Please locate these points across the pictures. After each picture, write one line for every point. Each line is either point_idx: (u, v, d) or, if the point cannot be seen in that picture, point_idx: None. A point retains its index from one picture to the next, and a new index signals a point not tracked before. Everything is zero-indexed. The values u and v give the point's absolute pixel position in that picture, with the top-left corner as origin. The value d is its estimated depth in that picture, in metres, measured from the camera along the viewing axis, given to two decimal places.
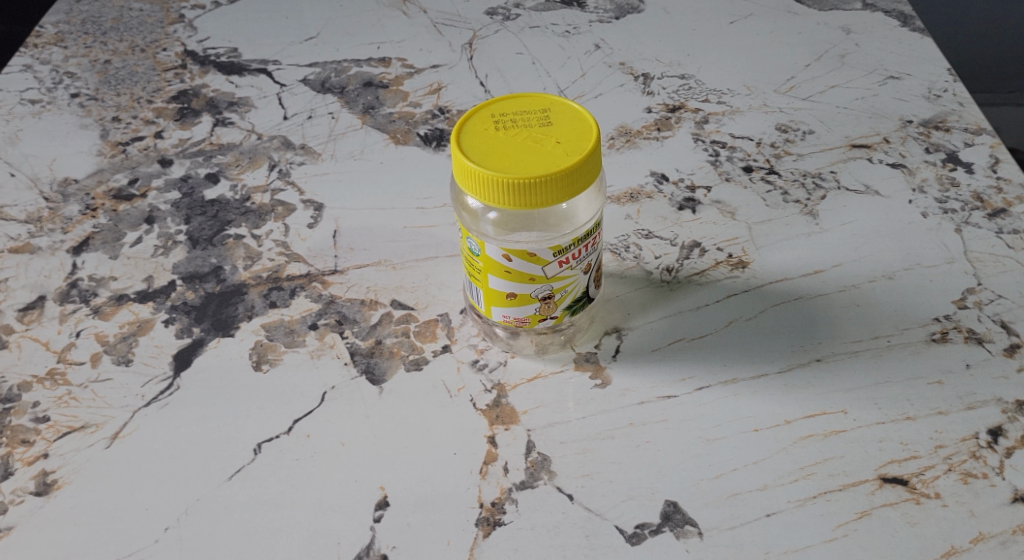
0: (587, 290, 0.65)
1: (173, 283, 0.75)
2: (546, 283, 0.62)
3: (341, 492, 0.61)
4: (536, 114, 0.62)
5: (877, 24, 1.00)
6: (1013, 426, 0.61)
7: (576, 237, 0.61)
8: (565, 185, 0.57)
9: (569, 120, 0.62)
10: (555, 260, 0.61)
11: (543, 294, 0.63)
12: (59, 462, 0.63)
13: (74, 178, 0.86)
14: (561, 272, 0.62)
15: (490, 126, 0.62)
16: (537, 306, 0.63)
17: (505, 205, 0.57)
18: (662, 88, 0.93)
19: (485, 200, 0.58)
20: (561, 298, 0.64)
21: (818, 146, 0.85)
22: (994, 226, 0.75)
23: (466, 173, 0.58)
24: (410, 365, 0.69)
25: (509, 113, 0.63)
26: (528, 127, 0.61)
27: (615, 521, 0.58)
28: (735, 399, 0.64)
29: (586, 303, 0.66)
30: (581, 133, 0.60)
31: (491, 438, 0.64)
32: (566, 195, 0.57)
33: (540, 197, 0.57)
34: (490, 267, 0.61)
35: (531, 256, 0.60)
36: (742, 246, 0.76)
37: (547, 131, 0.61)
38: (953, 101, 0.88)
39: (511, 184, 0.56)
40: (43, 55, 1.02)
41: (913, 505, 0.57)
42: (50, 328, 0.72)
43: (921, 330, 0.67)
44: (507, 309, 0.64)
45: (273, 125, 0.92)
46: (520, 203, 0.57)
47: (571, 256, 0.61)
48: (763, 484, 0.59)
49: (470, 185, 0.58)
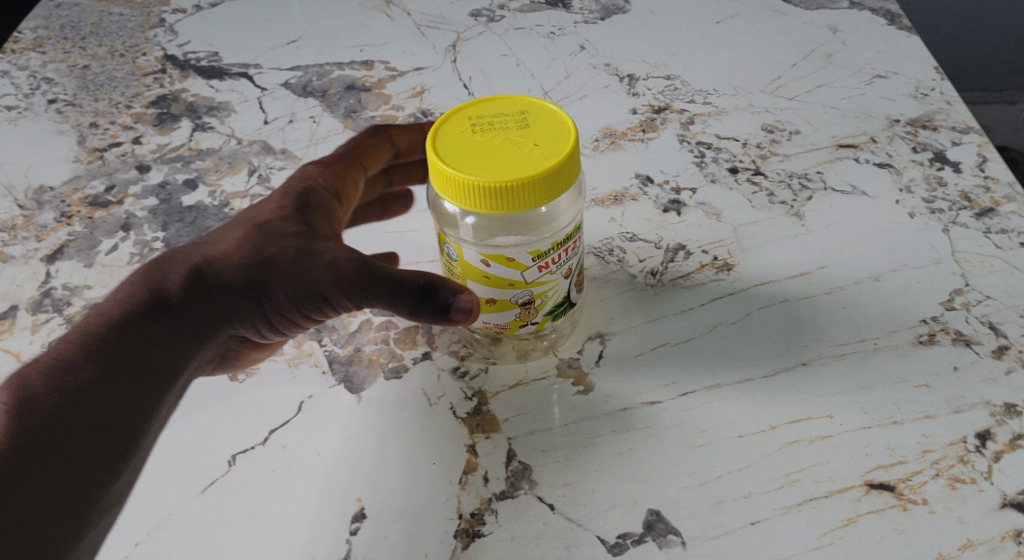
0: (568, 294, 0.64)
1: (395, 141, 0.75)
2: (526, 288, 0.61)
3: (317, 505, 0.59)
4: (514, 117, 0.61)
5: (865, 23, 0.99)
6: (1002, 429, 0.59)
7: (556, 242, 0.59)
8: (544, 188, 0.56)
9: (546, 122, 0.60)
10: (534, 264, 0.60)
11: (523, 299, 0.62)
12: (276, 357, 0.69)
13: (49, 186, 0.85)
14: (541, 277, 0.61)
15: (466, 128, 0.60)
16: (517, 311, 0.62)
17: (481, 210, 0.56)
18: (647, 89, 0.92)
19: (462, 204, 0.56)
20: (542, 303, 0.62)
21: (805, 146, 0.84)
22: (982, 226, 0.74)
23: (442, 176, 0.57)
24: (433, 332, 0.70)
25: (487, 115, 0.61)
26: (505, 129, 0.60)
27: (596, 531, 0.57)
28: (719, 404, 0.63)
29: (568, 307, 0.65)
30: (558, 135, 0.59)
31: (471, 446, 0.62)
32: (544, 198, 0.56)
33: (516, 201, 0.56)
34: (469, 270, 0.60)
35: (510, 261, 0.59)
36: (727, 248, 0.75)
37: (525, 134, 0.59)
38: (941, 100, 0.87)
39: (486, 188, 0.55)
40: (20, 61, 1.01)
41: (900, 511, 0.56)
42: (21, 339, 0.70)
43: (908, 332, 0.66)
44: (487, 315, 0.63)
45: (253, 130, 0.90)
46: (497, 206, 0.56)
47: (551, 260, 0.60)
48: (748, 491, 0.58)
49: (446, 189, 0.57)
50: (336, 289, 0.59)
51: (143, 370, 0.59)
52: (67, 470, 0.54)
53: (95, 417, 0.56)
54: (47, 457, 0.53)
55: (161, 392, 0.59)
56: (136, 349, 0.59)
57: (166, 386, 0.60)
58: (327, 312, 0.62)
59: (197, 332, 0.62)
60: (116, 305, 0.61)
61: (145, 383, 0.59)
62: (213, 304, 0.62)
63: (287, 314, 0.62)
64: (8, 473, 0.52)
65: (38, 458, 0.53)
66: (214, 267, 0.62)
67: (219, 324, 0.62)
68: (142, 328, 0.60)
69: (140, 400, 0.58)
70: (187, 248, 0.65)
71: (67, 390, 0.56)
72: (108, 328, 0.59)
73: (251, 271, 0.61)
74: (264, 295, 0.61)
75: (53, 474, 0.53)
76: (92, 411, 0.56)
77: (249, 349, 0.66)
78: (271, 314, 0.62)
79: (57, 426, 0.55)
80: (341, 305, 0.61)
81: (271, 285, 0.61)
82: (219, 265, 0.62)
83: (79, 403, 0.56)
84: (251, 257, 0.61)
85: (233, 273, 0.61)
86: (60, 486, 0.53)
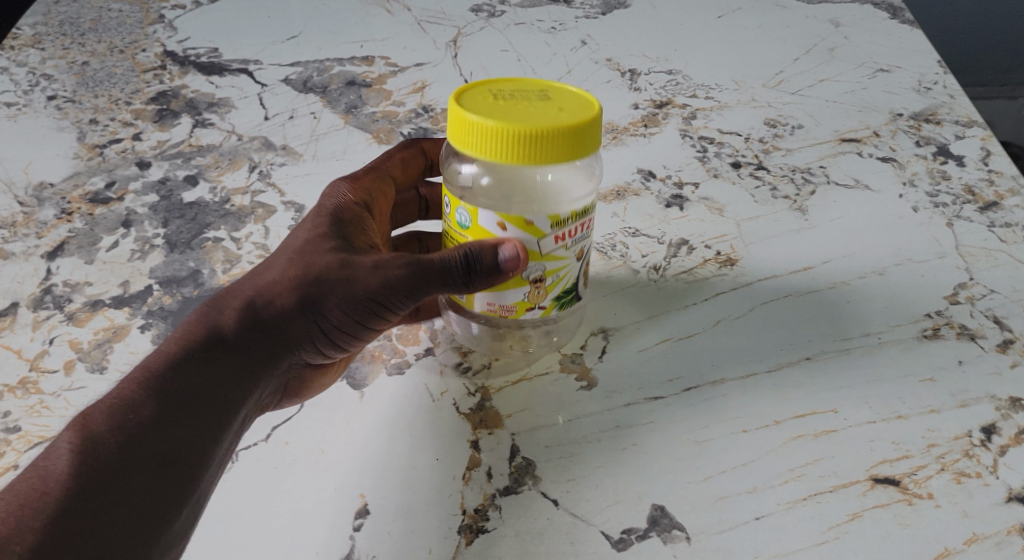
0: (577, 282, 0.64)
1: (427, 151, 0.77)
2: (540, 261, 0.60)
3: (319, 501, 0.59)
4: (534, 90, 0.61)
5: (866, 17, 0.99)
6: (1007, 423, 0.59)
7: (575, 211, 0.60)
8: (573, 144, 0.56)
9: (566, 94, 0.61)
10: (552, 233, 0.59)
11: (535, 275, 0.61)
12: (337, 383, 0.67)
13: (49, 182, 0.84)
14: (555, 249, 0.60)
15: (486, 95, 0.60)
16: (527, 289, 0.61)
17: (506, 159, 0.55)
18: (649, 83, 0.92)
19: (489, 155, 0.55)
20: (552, 284, 0.62)
21: (807, 140, 0.84)
22: (986, 219, 0.74)
23: (467, 126, 0.56)
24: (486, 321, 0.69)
25: (506, 88, 0.61)
26: (526, 97, 0.60)
27: (601, 526, 0.57)
28: (724, 399, 0.63)
29: (574, 298, 0.65)
30: (581, 103, 0.59)
31: (474, 442, 0.62)
32: (570, 152, 0.56)
33: (545, 152, 0.55)
34: (481, 237, 0.60)
35: (528, 225, 0.59)
36: (731, 243, 0.75)
37: (548, 101, 0.59)
38: (944, 93, 0.87)
39: (515, 134, 0.54)
40: (19, 57, 1.00)
41: (906, 505, 0.56)
42: (22, 335, 0.70)
43: (912, 327, 0.66)
44: (496, 293, 0.62)
45: (254, 126, 0.90)
46: (524, 155, 0.55)
47: (567, 232, 0.60)
48: (753, 487, 0.57)
49: (471, 140, 0.56)
50: (389, 290, 0.59)
51: (205, 401, 0.57)
52: (133, 506, 0.52)
53: (154, 448, 0.54)
54: (113, 494, 0.52)
55: (225, 422, 0.58)
56: (198, 381, 0.58)
57: (230, 415, 0.58)
58: (385, 317, 0.62)
59: (255, 361, 0.61)
60: (176, 342, 0.60)
61: (208, 413, 0.57)
62: (270, 331, 0.61)
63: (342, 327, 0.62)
64: (78, 511, 0.51)
65: (105, 495, 0.52)
66: (267, 294, 0.61)
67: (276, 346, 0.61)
68: (202, 362, 0.59)
69: (204, 429, 0.57)
70: (241, 284, 0.63)
71: (128, 426, 0.55)
72: (166, 363, 0.58)
73: (303, 290, 0.60)
74: (318, 312, 0.61)
75: (121, 510, 0.52)
76: (155, 444, 0.55)
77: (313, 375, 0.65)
78: (326, 329, 0.61)
79: (121, 463, 0.53)
80: (395, 306, 0.61)
81: (325, 302, 0.60)
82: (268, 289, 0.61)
83: (140, 439, 0.55)
84: (301, 276, 0.60)
85: (285, 295, 0.60)
86: (127, 522, 0.52)
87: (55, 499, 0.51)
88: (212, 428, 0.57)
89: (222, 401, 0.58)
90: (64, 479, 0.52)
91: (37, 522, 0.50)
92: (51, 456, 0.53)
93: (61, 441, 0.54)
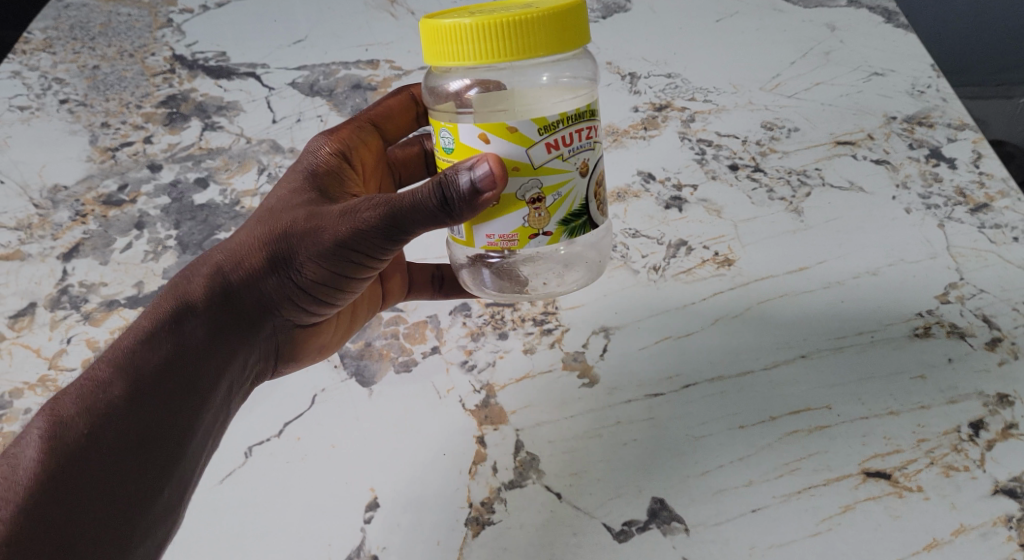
0: (586, 205, 0.58)
1: (420, 99, 0.74)
2: (533, 177, 0.55)
3: (331, 494, 0.62)
4: (514, 4, 0.60)
5: (863, 21, 1.00)
6: (995, 418, 0.61)
7: (565, 114, 0.55)
8: (563, 30, 0.55)
9: (547, 1, 0.60)
10: (541, 140, 0.54)
11: (532, 194, 0.55)
12: (340, 346, 0.69)
13: (64, 185, 0.87)
14: (549, 161, 0.55)
15: (465, 13, 0.59)
16: (525, 211, 0.56)
17: (485, 55, 0.54)
18: (649, 87, 0.94)
19: (467, 56, 0.54)
20: (553, 204, 0.56)
21: (803, 142, 0.86)
22: (976, 221, 0.76)
23: (442, 32, 0.55)
24: (502, 261, 0.65)
25: (486, 8, 0.61)
26: (505, 8, 0.59)
27: (602, 518, 0.59)
28: (722, 396, 0.65)
29: (587, 225, 0.58)
30: (560, 2, 0.58)
31: (480, 437, 0.64)
32: (551, 40, 0.54)
33: (524, 41, 0.54)
34: (465, 157, 0.55)
35: (511, 132, 0.54)
36: (728, 244, 0.77)
37: (527, 6, 0.58)
38: (937, 97, 0.89)
39: (489, 27, 0.53)
40: (31, 61, 1.02)
41: (896, 498, 0.58)
42: (41, 335, 0.72)
43: (904, 325, 0.68)
44: (491, 223, 0.57)
45: (262, 129, 0.92)
46: (503, 47, 0.54)
47: (560, 139, 0.55)
48: (749, 480, 0.60)
49: (448, 47, 0.55)
50: (363, 235, 0.55)
51: (175, 377, 0.56)
52: (107, 491, 0.51)
53: (125, 428, 0.53)
54: (84, 477, 0.51)
55: (197, 396, 0.56)
56: (167, 357, 0.56)
57: (202, 390, 0.57)
58: (364, 266, 0.58)
59: (227, 329, 0.58)
60: (143, 316, 0.57)
61: (179, 389, 0.55)
62: (241, 297, 0.59)
63: (318, 282, 0.59)
64: (50, 501, 0.49)
65: (76, 481, 0.51)
66: (234, 259, 0.58)
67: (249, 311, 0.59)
68: (169, 336, 0.56)
69: (176, 405, 0.55)
70: (209, 250, 0.60)
71: (96, 407, 0.53)
72: (132, 341, 0.56)
73: (272, 249, 0.57)
74: (290, 269, 0.58)
75: (95, 497, 0.51)
76: (125, 427, 0.53)
77: (299, 335, 0.64)
78: (300, 288, 0.59)
79: (90, 449, 0.52)
80: (373, 255, 0.57)
81: (295, 259, 0.57)
82: (235, 254, 0.58)
83: (110, 422, 0.53)
84: (268, 235, 0.57)
85: (253, 257, 0.57)
86: (103, 509, 0.51)
87: (24, 491, 0.49)
88: (183, 405, 0.55)
89: (193, 374, 0.56)
90: (33, 469, 0.50)
91: (7, 514, 0.48)
92: (21, 442, 0.52)
93: (30, 427, 0.52)
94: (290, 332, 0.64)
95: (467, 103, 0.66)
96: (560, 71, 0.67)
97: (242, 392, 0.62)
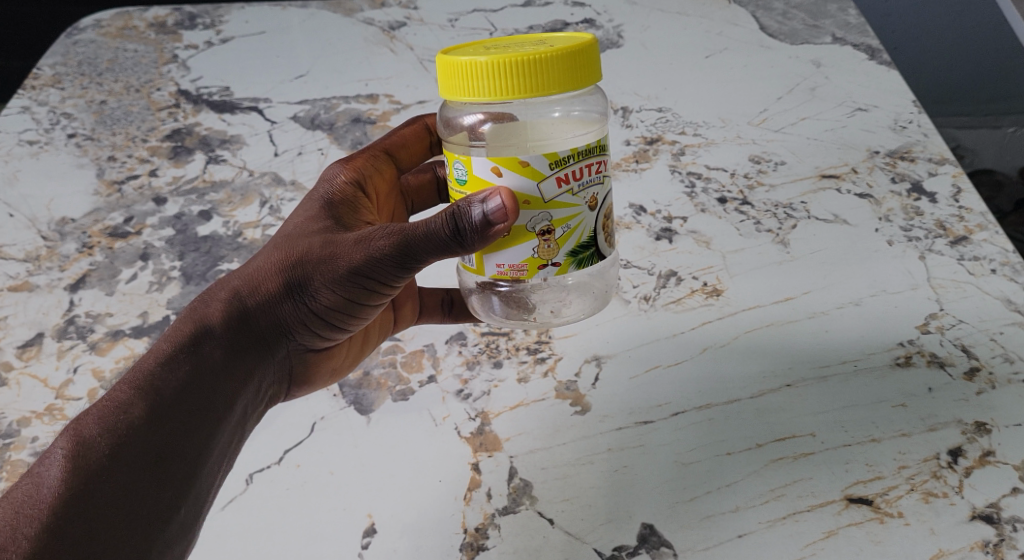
0: (593, 237, 0.60)
1: (433, 129, 0.76)
2: (543, 209, 0.57)
3: (330, 520, 0.63)
4: (527, 42, 0.63)
5: (846, 58, 1.04)
6: (973, 446, 0.63)
7: (575, 150, 0.57)
8: (575, 69, 0.57)
9: (561, 40, 0.62)
10: (552, 174, 0.56)
11: (541, 226, 0.58)
12: (349, 370, 0.72)
13: (71, 218, 0.89)
14: (560, 194, 0.57)
15: (481, 49, 0.62)
16: (535, 242, 0.58)
17: (500, 92, 0.56)
18: (640, 121, 0.97)
19: (482, 91, 0.56)
20: (561, 236, 0.58)
21: (790, 176, 0.89)
22: (956, 253, 0.78)
23: (459, 67, 0.57)
24: (509, 289, 0.67)
25: (501, 44, 0.63)
26: (520, 46, 0.62)
27: (594, 544, 0.60)
28: (710, 423, 0.67)
29: (594, 256, 0.60)
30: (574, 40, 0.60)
31: (474, 464, 0.66)
32: (564, 78, 0.56)
33: (539, 79, 0.56)
34: (479, 189, 0.58)
35: (523, 166, 0.56)
36: (716, 274, 0.80)
37: (542, 44, 0.61)
38: (918, 132, 0.92)
39: (506, 64, 0.55)
40: (40, 97, 1.05)
41: (878, 524, 0.59)
42: (48, 365, 0.74)
43: (886, 355, 0.70)
44: (502, 254, 0.59)
45: (264, 162, 0.94)
46: (518, 85, 0.56)
47: (571, 173, 0.57)
48: (736, 506, 0.61)
49: (464, 82, 0.57)
50: (377, 263, 0.57)
51: (193, 398, 0.57)
52: (126, 508, 0.52)
53: (145, 447, 0.54)
54: (105, 498, 0.52)
55: (214, 416, 0.58)
56: (186, 378, 0.57)
57: (218, 410, 0.58)
58: (376, 291, 0.60)
59: (243, 352, 0.61)
60: (163, 338, 0.59)
61: (197, 409, 0.57)
62: (257, 320, 0.61)
63: (331, 306, 0.61)
64: (72, 520, 0.50)
65: (98, 498, 0.52)
66: (252, 283, 0.60)
67: (264, 335, 0.62)
68: (188, 357, 0.58)
69: (193, 425, 0.57)
70: (227, 274, 0.63)
71: (117, 427, 0.54)
72: (152, 362, 0.57)
73: (289, 274, 0.59)
74: (305, 294, 0.60)
75: (114, 515, 0.52)
76: (144, 446, 0.54)
77: (309, 359, 0.67)
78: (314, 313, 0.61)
79: (110, 468, 0.53)
80: (386, 281, 0.59)
81: (311, 284, 0.60)
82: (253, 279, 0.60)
83: (130, 441, 0.54)
84: (286, 260, 0.59)
85: (271, 282, 0.60)
86: (123, 527, 0.52)
87: (47, 509, 0.50)
88: (201, 424, 0.57)
89: (210, 394, 0.58)
90: (56, 488, 0.51)
91: (32, 530, 0.49)
92: (44, 462, 0.53)
93: (53, 448, 0.54)
94: (303, 355, 0.66)
95: (479, 136, 0.67)
96: (571, 105, 0.69)
97: (257, 413, 0.64)
